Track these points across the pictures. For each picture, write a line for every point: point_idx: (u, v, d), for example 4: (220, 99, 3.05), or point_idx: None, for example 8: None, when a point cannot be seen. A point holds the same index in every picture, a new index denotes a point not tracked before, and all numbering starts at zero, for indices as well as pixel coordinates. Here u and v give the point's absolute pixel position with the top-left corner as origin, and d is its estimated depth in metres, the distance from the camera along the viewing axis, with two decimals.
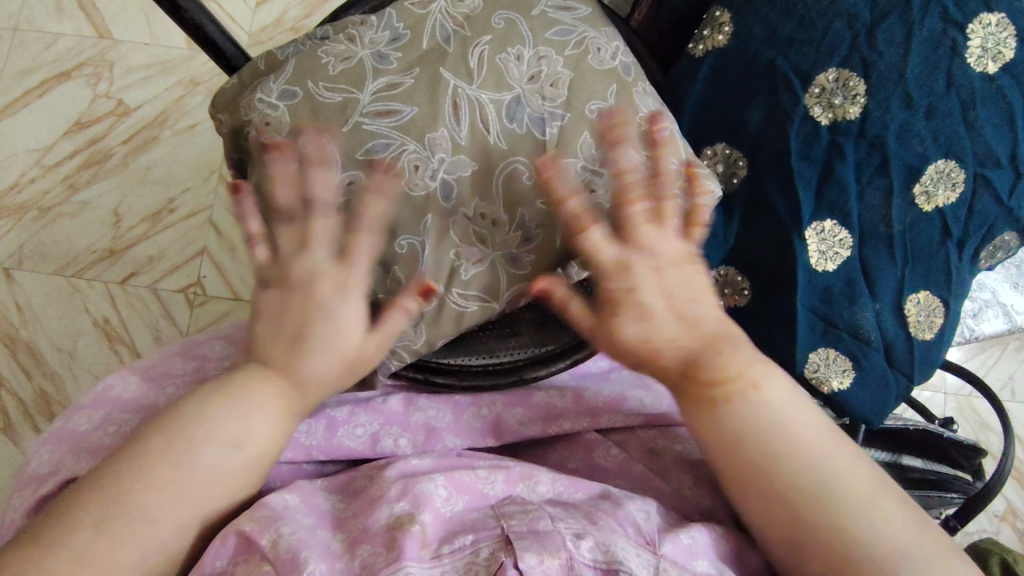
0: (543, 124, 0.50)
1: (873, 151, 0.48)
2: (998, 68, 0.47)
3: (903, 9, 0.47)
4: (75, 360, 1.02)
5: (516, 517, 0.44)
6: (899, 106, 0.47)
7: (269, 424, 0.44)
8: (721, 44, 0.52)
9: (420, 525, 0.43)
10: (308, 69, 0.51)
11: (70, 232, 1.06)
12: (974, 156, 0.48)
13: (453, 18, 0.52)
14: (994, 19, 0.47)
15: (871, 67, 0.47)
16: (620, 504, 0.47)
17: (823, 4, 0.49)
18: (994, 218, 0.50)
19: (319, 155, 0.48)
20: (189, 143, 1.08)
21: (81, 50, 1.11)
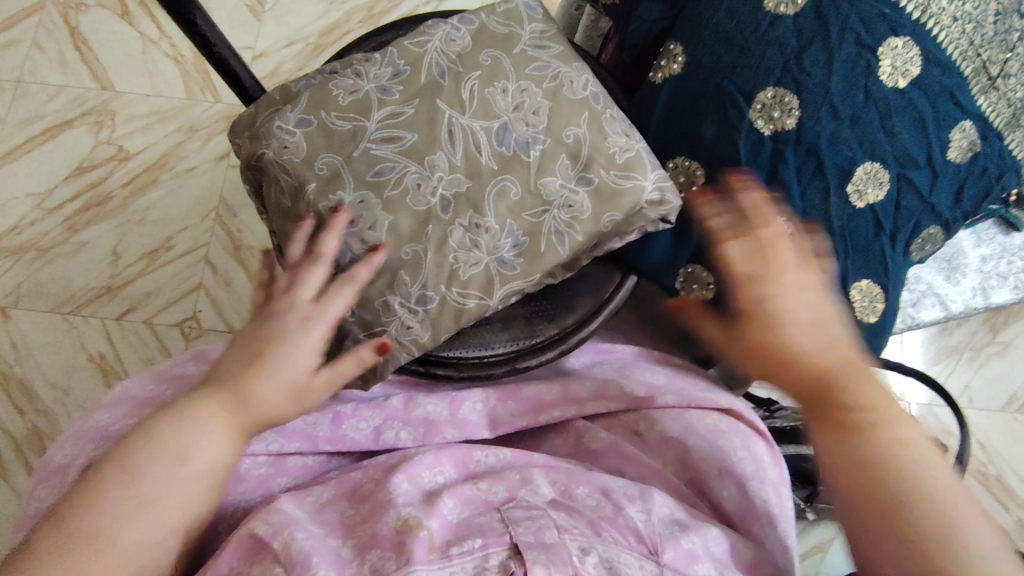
0: (527, 148, 0.57)
1: (810, 156, 0.56)
2: (907, 83, 0.56)
3: (824, 37, 0.56)
4: (69, 396, 1.04)
5: (522, 525, 0.47)
6: (828, 117, 0.56)
7: (213, 435, 0.45)
8: (675, 71, 0.60)
9: (428, 530, 0.45)
10: (321, 100, 0.58)
11: (69, 271, 1.09)
12: (894, 159, 0.56)
13: (447, 55, 0.60)
14: (901, 41, 0.56)
15: (801, 85, 0.56)
16: (620, 507, 0.50)
17: (761, 34, 0.57)
18: (919, 213, 0.58)
19: (334, 178, 0.56)
20: (187, 184, 1.14)
21: (84, 101, 1.18)
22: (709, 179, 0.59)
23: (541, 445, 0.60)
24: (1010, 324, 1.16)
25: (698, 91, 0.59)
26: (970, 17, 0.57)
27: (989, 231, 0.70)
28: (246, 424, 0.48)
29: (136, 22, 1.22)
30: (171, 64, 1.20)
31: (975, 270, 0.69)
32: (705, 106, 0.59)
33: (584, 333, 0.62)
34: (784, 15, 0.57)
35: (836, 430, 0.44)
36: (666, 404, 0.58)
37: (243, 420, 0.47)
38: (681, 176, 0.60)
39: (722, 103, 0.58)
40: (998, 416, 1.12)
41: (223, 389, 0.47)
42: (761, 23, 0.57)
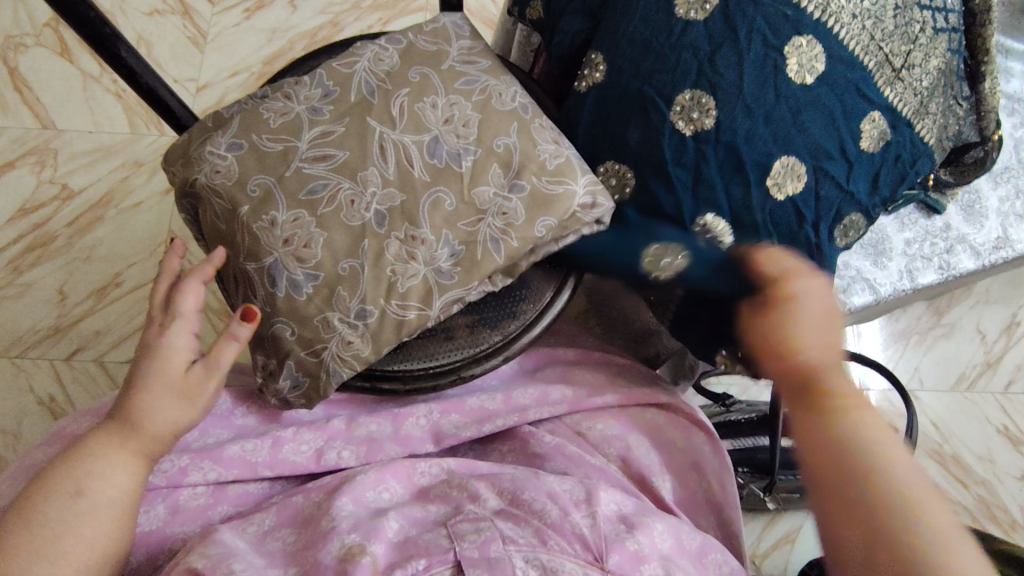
0: (459, 159, 0.59)
1: (730, 154, 0.58)
2: (813, 79, 0.58)
3: (733, 40, 0.58)
4: (18, 442, 1.00)
5: (468, 539, 0.47)
6: (742, 115, 0.58)
7: (108, 466, 0.48)
8: (598, 81, 0.62)
9: (370, 555, 0.45)
10: (252, 124, 0.58)
11: (13, 315, 1.07)
12: (807, 152, 0.59)
13: (376, 73, 0.61)
14: (804, 40, 0.58)
15: (716, 87, 0.58)
16: (566, 512, 0.49)
17: (674, 41, 0.59)
18: (838, 201, 0.60)
19: (267, 198, 0.56)
20: (135, 219, 1.13)
21: (25, 141, 1.16)
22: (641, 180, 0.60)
23: (489, 453, 0.60)
24: (953, 307, 1.20)
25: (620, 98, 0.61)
26: (869, 13, 0.60)
27: (911, 215, 0.73)
28: (148, 454, 0.50)
29: (75, 60, 1.21)
30: (113, 99, 1.19)
31: (900, 252, 0.71)
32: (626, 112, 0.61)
33: (527, 338, 0.62)
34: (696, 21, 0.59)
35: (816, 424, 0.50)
36: (604, 403, 0.60)
37: (141, 448, 0.49)
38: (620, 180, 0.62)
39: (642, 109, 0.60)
40: (946, 396, 1.16)
41: (115, 428, 0.50)
42: (674, 29, 0.59)
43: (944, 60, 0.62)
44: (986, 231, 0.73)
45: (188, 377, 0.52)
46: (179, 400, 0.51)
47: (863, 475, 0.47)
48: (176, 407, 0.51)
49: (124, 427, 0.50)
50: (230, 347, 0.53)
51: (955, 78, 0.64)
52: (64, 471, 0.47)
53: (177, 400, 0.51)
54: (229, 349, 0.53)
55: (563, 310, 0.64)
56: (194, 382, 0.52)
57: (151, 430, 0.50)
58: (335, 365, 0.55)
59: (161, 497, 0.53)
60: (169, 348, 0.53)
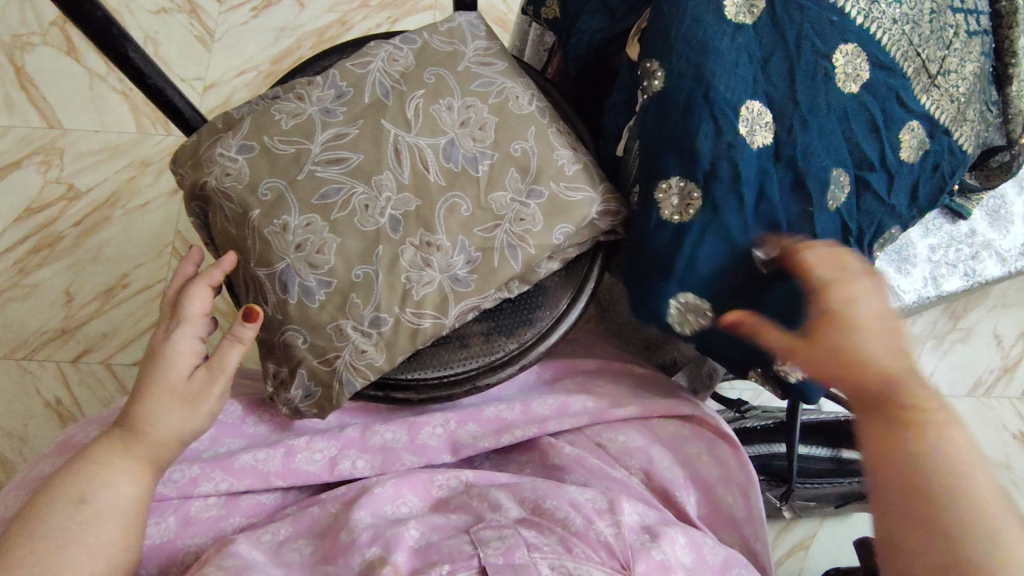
0: (475, 163, 0.57)
1: (790, 170, 0.54)
2: (859, 88, 0.56)
3: (783, 47, 0.55)
4: (26, 445, 1.00)
5: (492, 545, 0.46)
6: (800, 128, 0.54)
7: (111, 474, 0.46)
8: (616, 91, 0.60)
9: (393, 564, 0.44)
10: (263, 126, 0.57)
11: (20, 316, 1.06)
12: (852, 162, 0.56)
13: (390, 74, 0.60)
14: (849, 48, 0.56)
15: (771, 98, 0.54)
16: (590, 520, 0.48)
17: (731, 41, 0.54)
18: (880, 215, 0.59)
19: (279, 202, 0.55)
20: (142, 220, 1.12)
21: (31, 140, 1.15)
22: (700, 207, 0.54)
23: (506, 464, 0.59)
24: (970, 311, 1.20)
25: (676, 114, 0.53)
26: (908, 17, 0.58)
27: (935, 219, 0.71)
28: (160, 462, 0.49)
29: (81, 59, 1.20)
30: (120, 98, 1.18)
31: (924, 259, 0.70)
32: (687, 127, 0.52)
33: (545, 346, 0.61)
34: (744, 24, 0.54)
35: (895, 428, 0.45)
36: (626, 414, 0.59)
37: (146, 455, 0.48)
38: (662, 196, 0.54)
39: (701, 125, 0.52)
40: (964, 402, 1.16)
41: (119, 435, 0.48)
42: (727, 31, 0.54)
43: (979, 64, 0.61)
44: (1012, 237, 0.72)
45: (191, 383, 0.51)
46: (183, 405, 0.50)
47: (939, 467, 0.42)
48: (179, 413, 0.49)
49: (129, 435, 0.48)
50: (231, 350, 0.52)
51: (986, 82, 0.62)
52: (67, 479, 0.46)
53: (184, 406, 0.50)
54: (231, 352, 0.52)
55: (579, 317, 0.63)
56: (196, 387, 0.51)
57: (155, 437, 0.48)
58: (348, 374, 0.54)
59: (171, 509, 0.51)
60: (174, 354, 0.51)
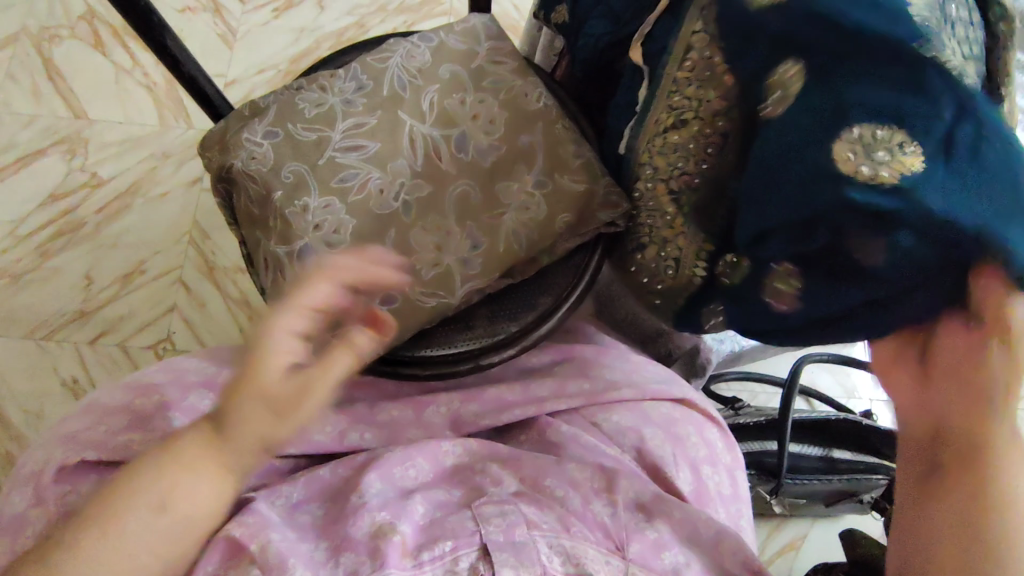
0: (486, 155, 0.61)
1: None
2: None
3: None
4: (43, 421, 1.03)
5: (494, 522, 0.49)
6: None
7: (194, 482, 0.45)
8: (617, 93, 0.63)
9: (400, 535, 0.47)
10: (288, 114, 0.61)
11: (41, 297, 1.10)
12: None
13: (407, 69, 0.63)
14: None
15: None
16: (587, 501, 0.52)
17: None
18: None
19: (300, 184, 0.58)
20: (161, 209, 1.16)
21: (58, 130, 1.19)
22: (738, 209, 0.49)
23: (506, 441, 0.62)
24: None
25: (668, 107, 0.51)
26: None
27: None
28: None
29: (108, 53, 1.25)
30: (144, 92, 1.22)
31: None
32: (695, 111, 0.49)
33: (545, 330, 0.64)
34: None
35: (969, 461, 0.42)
36: (624, 398, 0.61)
37: (230, 466, 0.46)
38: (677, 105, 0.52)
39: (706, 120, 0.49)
40: None
41: (208, 438, 0.45)
42: None
43: None
44: None
45: (291, 394, 0.44)
46: (272, 409, 0.44)
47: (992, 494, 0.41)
48: (268, 424, 0.44)
49: (219, 441, 0.45)
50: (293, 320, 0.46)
51: None
52: (153, 475, 0.45)
53: (269, 417, 0.44)
54: (339, 361, 0.46)
55: (580, 304, 0.66)
56: (292, 396, 0.44)
57: (241, 445, 0.45)
58: None
59: None
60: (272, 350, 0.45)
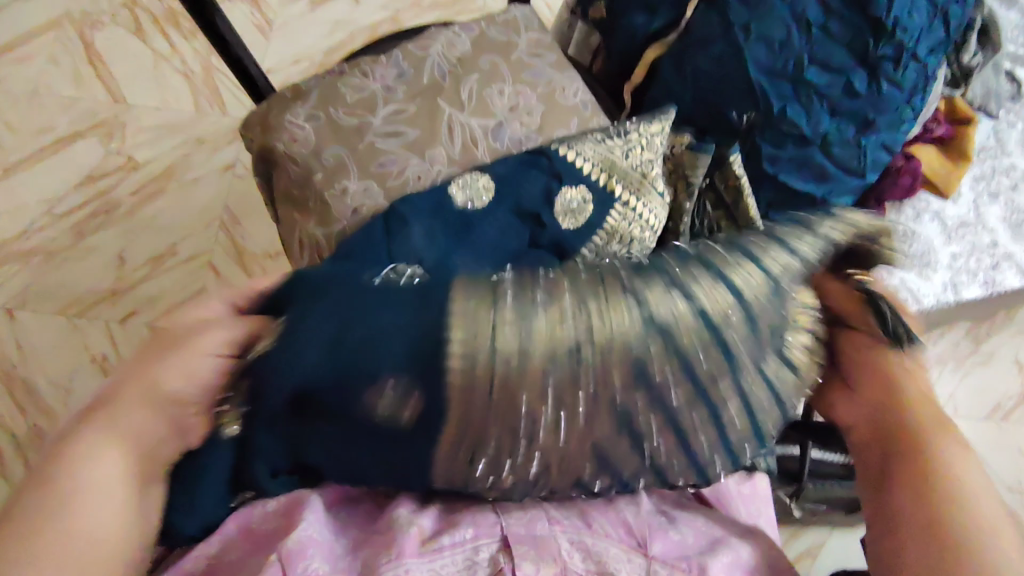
0: (520, 144, 0.62)
1: (777, 145, 0.64)
2: (865, 85, 0.61)
3: (803, 38, 0.60)
4: (71, 396, 1.05)
5: (514, 514, 0.46)
6: (794, 113, 0.62)
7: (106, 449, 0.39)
8: (672, 44, 0.65)
9: (417, 525, 0.45)
10: (329, 97, 0.62)
11: (75, 275, 1.12)
12: (838, 144, 0.64)
13: (448, 59, 0.65)
14: (879, 44, 0.60)
15: (773, 84, 0.62)
16: (610, 500, 0.49)
17: (750, 31, 0.60)
18: (857, 187, 0.67)
19: (340, 168, 0.59)
20: (194, 194, 1.18)
21: (97, 112, 1.22)
22: (389, 241, 0.52)
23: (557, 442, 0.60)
24: (991, 335, 1.21)
25: (583, 180, 0.59)
26: (938, 16, 0.61)
27: (958, 230, 0.78)
28: None
29: (148, 40, 1.27)
30: (181, 79, 1.25)
31: (944, 265, 0.76)
32: (600, 209, 0.58)
33: None
34: (772, 7, 0.60)
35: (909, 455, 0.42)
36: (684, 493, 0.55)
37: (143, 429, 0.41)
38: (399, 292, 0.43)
39: (520, 207, 0.57)
40: (981, 424, 1.16)
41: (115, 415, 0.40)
42: (743, 20, 0.60)
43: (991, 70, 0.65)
44: None
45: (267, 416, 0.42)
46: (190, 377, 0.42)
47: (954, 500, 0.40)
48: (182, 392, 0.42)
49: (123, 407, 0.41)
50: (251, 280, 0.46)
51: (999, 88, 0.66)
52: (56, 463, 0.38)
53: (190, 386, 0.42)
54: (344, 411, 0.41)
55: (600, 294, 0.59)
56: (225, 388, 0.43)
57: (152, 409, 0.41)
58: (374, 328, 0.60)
59: None
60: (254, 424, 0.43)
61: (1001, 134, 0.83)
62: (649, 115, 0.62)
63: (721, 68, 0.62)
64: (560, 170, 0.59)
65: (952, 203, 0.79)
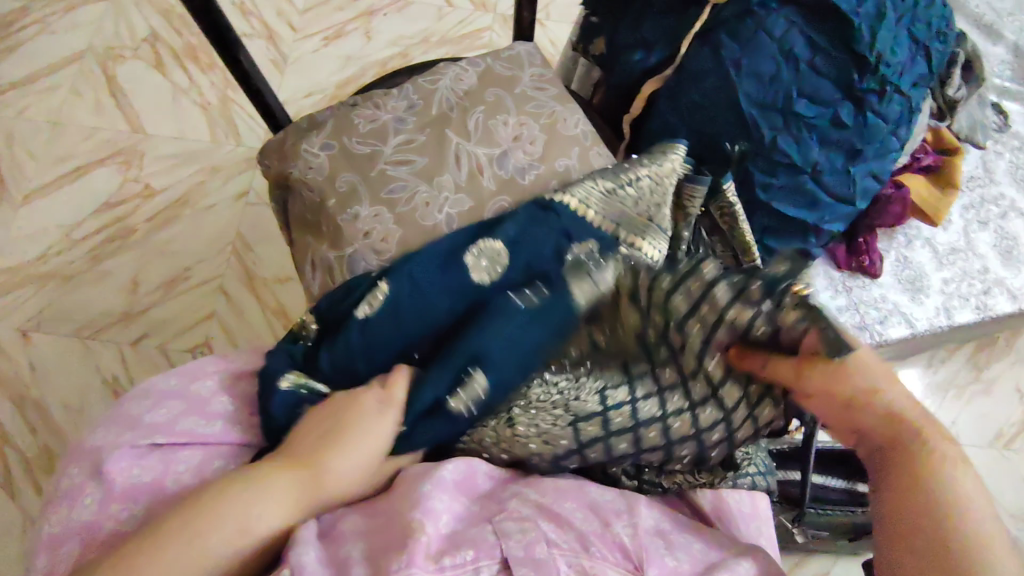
0: (523, 172, 0.65)
1: (768, 171, 0.67)
2: (852, 116, 0.64)
3: (793, 70, 0.63)
4: (81, 418, 1.07)
5: (514, 538, 0.47)
6: (785, 141, 0.65)
7: (213, 523, 0.42)
8: (667, 78, 0.68)
9: (426, 538, 0.45)
10: (343, 128, 0.65)
11: (89, 298, 1.15)
12: (827, 169, 0.67)
13: (455, 92, 0.68)
14: (865, 78, 0.63)
15: (765, 114, 0.64)
16: (608, 523, 0.51)
17: (741, 65, 0.64)
18: (843, 213, 0.70)
19: (352, 194, 0.62)
20: (207, 221, 1.22)
21: (116, 142, 1.27)
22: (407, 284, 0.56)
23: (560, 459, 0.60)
24: (992, 363, 1.22)
25: (591, 232, 0.59)
26: (918, 50, 0.65)
27: (949, 256, 0.80)
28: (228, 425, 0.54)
29: (167, 73, 1.33)
30: (199, 111, 1.30)
31: (936, 290, 0.79)
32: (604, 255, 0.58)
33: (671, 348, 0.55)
34: (762, 41, 0.63)
35: (902, 448, 0.49)
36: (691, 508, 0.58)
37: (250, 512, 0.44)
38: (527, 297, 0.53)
39: (530, 267, 0.57)
40: (984, 452, 1.16)
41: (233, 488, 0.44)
42: (734, 54, 0.64)
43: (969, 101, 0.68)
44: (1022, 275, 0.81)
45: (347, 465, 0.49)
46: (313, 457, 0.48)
47: (951, 497, 0.45)
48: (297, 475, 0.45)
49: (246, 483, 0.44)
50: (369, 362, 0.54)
51: None
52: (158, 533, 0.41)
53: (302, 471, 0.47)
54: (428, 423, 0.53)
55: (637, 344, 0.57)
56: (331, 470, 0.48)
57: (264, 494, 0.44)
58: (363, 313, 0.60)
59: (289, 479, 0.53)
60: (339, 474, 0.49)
61: (989, 164, 0.86)
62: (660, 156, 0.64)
63: (714, 102, 0.65)
64: (569, 227, 0.59)
65: (942, 229, 0.82)
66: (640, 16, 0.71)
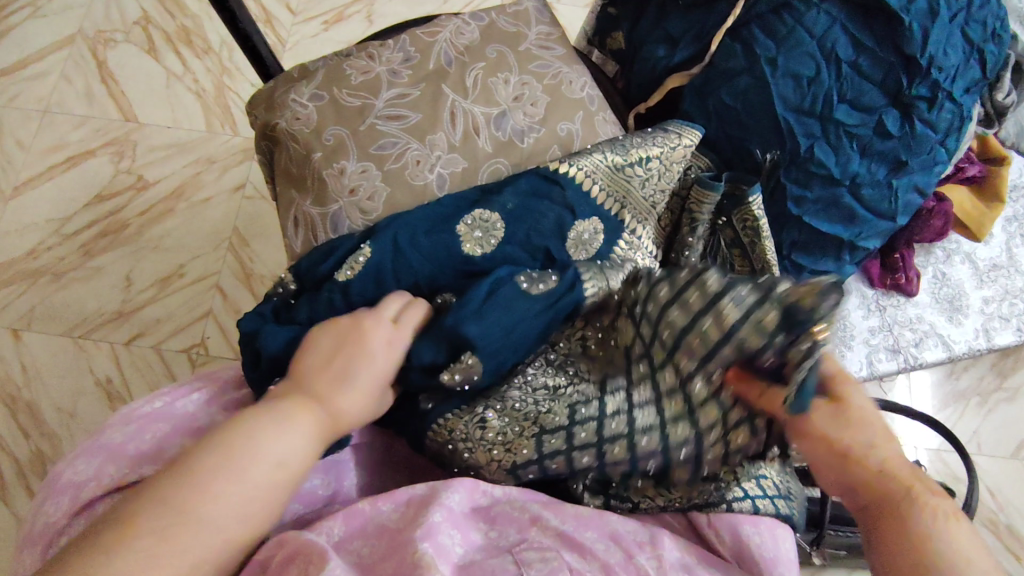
0: (522, 135, 0.61)
1: (803, 185, 0.62)
2: (898, 126, 0.60)
3: (834, 72, 0.58)
4: (74, 421, 1.03)
5: (535, 567, 0.42)
6: (823, 152, 0.60)
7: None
8: (694, 76, 0.63)
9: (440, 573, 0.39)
10: (335, 78, 0.60)
11: (81, 296, 1.11)
12: (866, 183, 0.62)
13: (455, 45, 0.63)
14: (915, 85, 0.58)
15: (802, 121, 0.59)
16: (631, 554, 0.46)
17: (777, 67, 0.58)
18: (881, 228, 0.65)
19: (339, 148, 0.58)
20: (202, 215, 1.17)
21: (108, 132, 1.22)
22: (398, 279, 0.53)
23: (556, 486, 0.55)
24: (1017, 370, 1.17)
25: (594, 210, 0.57)
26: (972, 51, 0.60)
27: (991, 272, 0.82)
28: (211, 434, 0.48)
29: (160, 58, 1.27)
30: (193, 98, 1.24)
31: (976, 310, 0.81)
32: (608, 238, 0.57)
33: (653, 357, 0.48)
34: (800, 39, 0.58)
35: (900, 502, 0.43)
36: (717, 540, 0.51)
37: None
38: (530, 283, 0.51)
39: (530, 241, 0.55)
40: (1005, 462, 1.12)
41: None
42: (770, 53, 0.59)
43: None
44: None
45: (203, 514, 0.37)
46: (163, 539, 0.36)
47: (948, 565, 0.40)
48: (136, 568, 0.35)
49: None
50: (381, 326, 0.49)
51: None
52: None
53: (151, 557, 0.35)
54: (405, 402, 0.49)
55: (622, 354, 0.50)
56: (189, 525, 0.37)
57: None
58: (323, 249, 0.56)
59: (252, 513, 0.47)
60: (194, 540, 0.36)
61: None
62: (672, 135, 0.60)
63: (745, 103, 0.60)
64: (574, 203, 0.56)
65: (984, 244, 0.83)
66: (664, 9, 0.65)
